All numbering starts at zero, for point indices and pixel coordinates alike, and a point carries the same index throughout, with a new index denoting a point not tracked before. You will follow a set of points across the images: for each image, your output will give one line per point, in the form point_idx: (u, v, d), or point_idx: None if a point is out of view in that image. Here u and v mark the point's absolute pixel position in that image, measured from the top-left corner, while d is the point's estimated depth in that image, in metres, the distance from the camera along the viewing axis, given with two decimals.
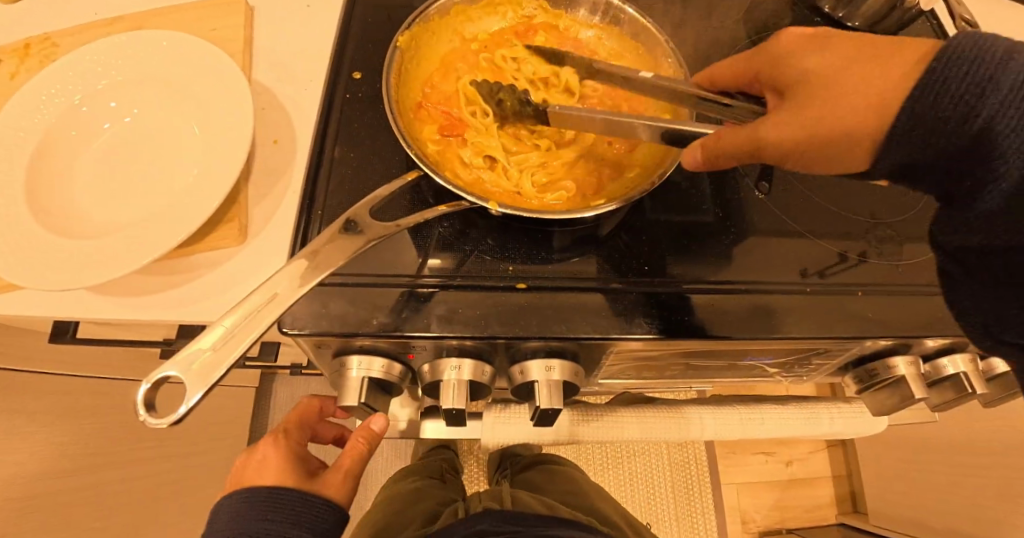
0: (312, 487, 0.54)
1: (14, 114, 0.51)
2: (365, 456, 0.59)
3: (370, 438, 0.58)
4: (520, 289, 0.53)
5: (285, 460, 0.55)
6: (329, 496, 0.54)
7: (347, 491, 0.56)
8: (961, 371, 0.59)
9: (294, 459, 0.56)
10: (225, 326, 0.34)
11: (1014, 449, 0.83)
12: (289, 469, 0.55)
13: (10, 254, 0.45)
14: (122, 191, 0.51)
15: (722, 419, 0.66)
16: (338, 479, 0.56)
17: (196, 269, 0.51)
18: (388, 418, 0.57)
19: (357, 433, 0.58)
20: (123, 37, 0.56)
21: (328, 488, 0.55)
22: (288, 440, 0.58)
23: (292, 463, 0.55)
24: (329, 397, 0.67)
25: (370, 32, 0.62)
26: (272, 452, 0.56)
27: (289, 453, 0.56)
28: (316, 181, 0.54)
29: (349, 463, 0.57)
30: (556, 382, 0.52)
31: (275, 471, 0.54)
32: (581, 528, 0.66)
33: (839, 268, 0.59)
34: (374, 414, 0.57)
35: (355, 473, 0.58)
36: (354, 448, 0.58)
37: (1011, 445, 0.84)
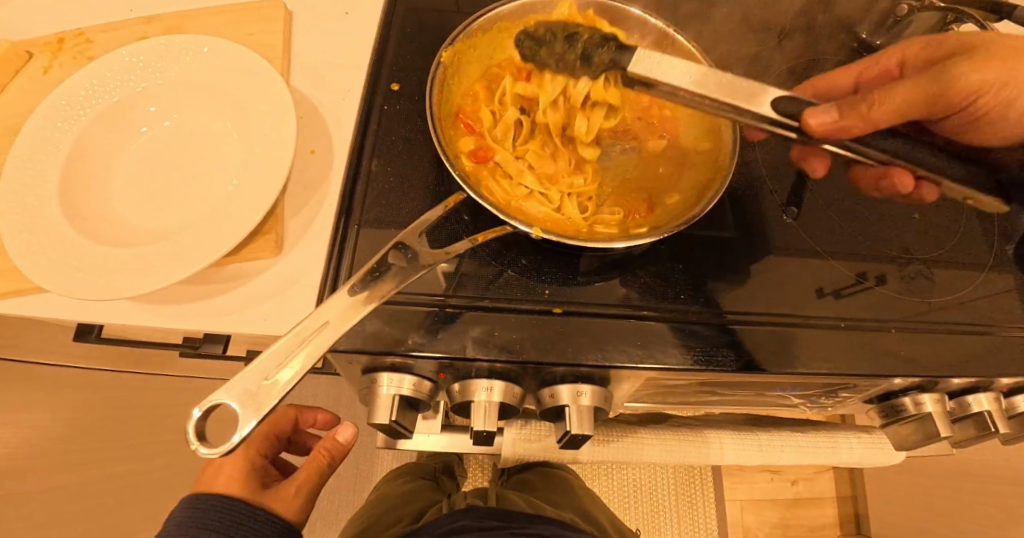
0: (262, 499, 0.53)
1: (51, 112, 0.51)
2: (325, 471, 0.57)
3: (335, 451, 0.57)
4: (557, 313, 0.53)
5: (242, 469, 0.55)
6: (276, 511, 0.53)
7: (299, 507, 0.55)
8: (985, 410, 0.59)
9: (253, 467, 0.56)
10: (276, 356, 0.36)
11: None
12: (243, 478, 0.54)
13: (45, 257, 0.45)
14: (159, 196, 0.51)
15: (742, 446, 0.65)
16: (291, 492, 0.54)
17: (229, 280, 0.51)
18: (355, 428, 0.58)
19: (322, 444, 0.57)
20: (163, 40, 0.55)
21: (277, 502, 0.53)
22: (250, 449, 0.58)
23: (248, 471, 0.55)
24: (307, 409, 0.66)
25: (409, 43, 0.62)
26: (230, 460, 0.55)
27: (249, 459, 0.56)
28: (354, 193, 0.53)
29: (308, 476, 0.56)
30: (585, 407, 0.52)
31: (229, 479, 0.53)
32: (567, 528, 0.63)
33: (856, 292, 0.59)
34: (341, 424, 0.58)
35: (313, 489, 0.56)
36: (315, 461, 0.57)
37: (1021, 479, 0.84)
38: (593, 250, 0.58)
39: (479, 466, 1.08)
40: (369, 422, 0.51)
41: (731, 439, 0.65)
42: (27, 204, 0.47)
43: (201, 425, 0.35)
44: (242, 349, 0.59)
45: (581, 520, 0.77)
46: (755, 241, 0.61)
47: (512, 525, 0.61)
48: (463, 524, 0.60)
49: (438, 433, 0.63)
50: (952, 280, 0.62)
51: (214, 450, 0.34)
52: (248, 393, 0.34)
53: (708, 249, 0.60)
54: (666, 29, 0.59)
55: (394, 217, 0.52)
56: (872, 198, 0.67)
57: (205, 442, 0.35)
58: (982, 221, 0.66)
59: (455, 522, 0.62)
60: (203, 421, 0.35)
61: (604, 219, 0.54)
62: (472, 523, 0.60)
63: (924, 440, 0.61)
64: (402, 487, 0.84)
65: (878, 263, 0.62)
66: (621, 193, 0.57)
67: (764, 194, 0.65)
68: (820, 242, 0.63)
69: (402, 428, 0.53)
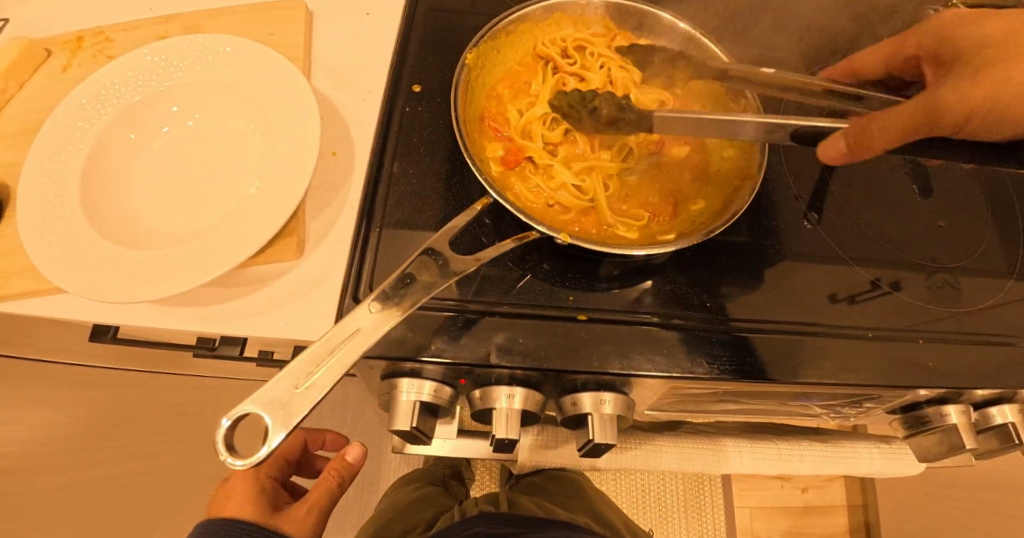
0: (274, 521, 0.52)
1: (73, 111, 0.50)
2: (336, 492, 0.57)
3: (345, 472, 0.58)
4: (580, 320, 0.52)
5: (252, 491, 0.54)
6: (288, 531, 0.52)
7: (311, 528, 0.54)
8: (1009, 421, 0.58)
9: (263, 489, 0.55)
10: (305, 365, 0.35)
11: None
12: (253, 501, 0.53)
13: (65, 258, 0.44)
14: (181, 197, 0.50)
15: (761, 455, 0.64)
16: (303, 513, 0.53)
17: (250, 282, 0.50)
18: (365, 447, 0.59)
19: (332, 465, 0.58)
20: (185, 39, 0.55)
21: (289, 524, 0.52)
22: (260, 471, 0.57)
23: (259, 493, 0.54)
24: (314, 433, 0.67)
25: (430, 44, 0.61)
26: (240, 482, 0.55)
27: (259, 481, 0.56)
28: (376, 196, 0.53)
29: (319, 497, 0.55)
30: (608, 416, 0.51)
31: (240, 501, 0.53)
32: (580, 530, 0.62)
33: (870, 296, 0.59)
34: (351, 444, 0.59)
35: (325, 510, 0.56)
36: (326, 482, 0.56)
37: None
38: (614, 256, 0.57)
39: (488, 470, 1.06)
40: (389, 429, 0.50)
41: (750, 449, 0.64)
42: (49, 203, 0.46)
43: (229, 436, 0.34)
44: (258, 352, 0.58)
45: (593, 521, 0.77)
46: (775, 246, 0.61)
47: (525, 532, 0.60)
48: (476, 532, 0.59)
49: (454, 438, 0.61)
50: (978, 290, 0.61)
51: (243, 461, 0.33)
52: (278, 403, 0.33)
53: (730, 255, 0.59)
54: (691, 32, 0.58)
55: (417, 220, 0.52)
56: (894, 204, 0.66)
57: (233, 452, 0.34)
58: (1007, 229, 0.65)
59: (470, 529, 0.61)
60: (233, 431, 0.34)
61: (630, 224, 0.54)
62: (485, 531, 0.60)
63: (944, 452, 0.60)
64: (412, 492, 0.83)
65: (903, 271, 0.61)
66: (649, 195, 0.56)
67: (785, 199, 0.65)
68: (843, 249, 0.62)
69: (421, 436, 0.52)
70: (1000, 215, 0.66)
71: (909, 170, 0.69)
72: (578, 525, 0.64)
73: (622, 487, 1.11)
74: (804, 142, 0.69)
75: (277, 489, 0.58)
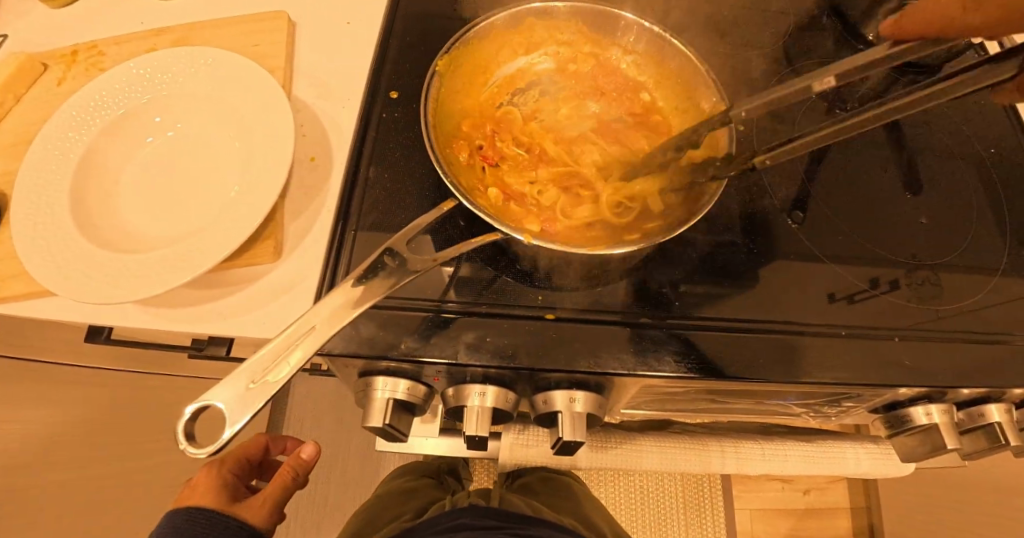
0: (231, 509, 0.55)
1: (61, 124, 0.53)
2: (292, 486, 0.58)
3: (301, 467, 0.59)
4: (549, 319, 0.53)
5: (214, 485, 0.57)
6: (243, 518, 0.55)
7: (265, 516, 0.56)
8: (995, 421, 0.57)
9: (224, 484, 0.58)
10: (264, 358, 0.37)
11: None
12: (213, 492, 0.56)
13: (52, 264, 0.46)
14: (165, 203, 0.53)
15: (743, 454, 0.64)
16: (257, 503, 0.56)
17: (229, 285, 0.52)
18: (319, 443, 0.59)
19: (287, 461, 0.59)
20: (171, 52, 0.57)
21: (245, 512, 0.55)
22: (220, 467, 0.60)
23: (220, 487, 0.57)
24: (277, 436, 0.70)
25: (407, 51, 0.63)
26: (201, 478, 0.58)
27: (222, 478, 0.59)
28: (351, 200, 0.54)
29: (274, 488, 0.57)
30: (579, 413, 0.52)
31: (203, 494, 0.56)
32: (560, 529, 0.63)
33: (867, 296, 0.59)
34: (307, 441, 0.60)
35: (281, 501, 0.58)
36: (282, 475, 0.58)
37: None
38: (588, 256, 0.58)
39: (486, 469, 1.07)
40: (363, 425, 0.51)
41: (732, 449, 0.64)
42: (37, 211, 0.49)
43: (190, 426, 0.36)
44: (245, 352, 0.60)
45: (577, 520, 0.78)
46: (755, 244, 0.61)
47: (508, 526, 0.61)
48: (457, 524, 0.61)
49: (437, 437, 0.63)
50: (961, 286, 0.60)
51: (203, 450, 0.35)
52: (237, 395, 0.35)
53: (708, 253, 0.59)
54: (662, 34, 0.58)
55: (390, 223, 0.53)
56: (879, 203, 0.65)
57: (194, 442, 0.36)
58: (994, 225, 0.64)
59: (453, 520, 0.62)
60: (194, 422, 0.36)
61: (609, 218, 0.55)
62: (468, 522, 0.61)
63: (928, 452, 0.59)
64: (405, 485, 0.84)
65: (884, 269, 0.61)
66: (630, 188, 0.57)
67: (766, 198, 0.64)
68: (824, 248, 0.62)
69: (398, 433, 0.54)
70: (985, 209, 0.66)
71: (894, 165, 0.68)
72: (559, 525, 0.66)
73: (617, 489, 1.11)
74: None
75: (240, 485, 0.60)
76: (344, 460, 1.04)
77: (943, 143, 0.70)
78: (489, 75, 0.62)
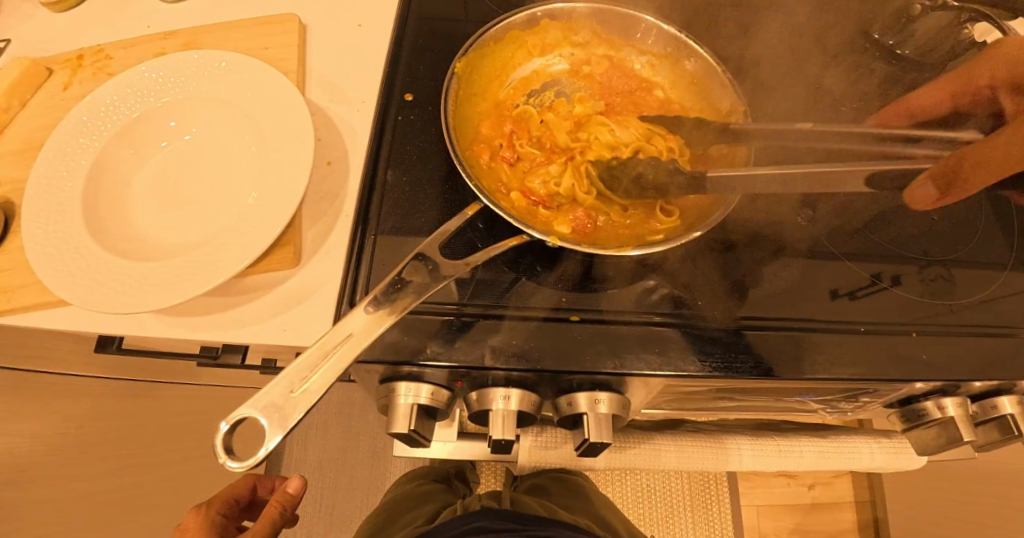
0: None
1: (71, 131, 0.52)
2: (279, 524, 0.57)
3: (289, 503, 0.59)
4: (573, 321, 0.53)
5: (203, 529, 0.57)
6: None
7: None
8: (1009, 413, 0.58)
9: (212, 524, 0.58)
10: (300, 369, 0.36)
11: None
12: (203, 535, 0.56)
13: (68, 274, 0.45)
14: (181, 210, 0.52)
15: (761, 450, 0.64)
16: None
17: (248, 292, 0.51)
18: (305, 477, 0.60)
19: (274, 498, 0.58)
20: (182, 56, 0.56)
21: None
22: (209, 511, 0.60)
23: (207, 528, 0.57)
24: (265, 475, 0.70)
25: (420, 53, 0.62)
26: (191, 522, 0.58)
27: (210, 520, 0.59)
28: (370, 204, 0.54)
29: (262, 527, 0.56)
30: (604, 415, 0.52)
31: (191, 536, 0.56)
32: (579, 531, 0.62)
33: (871, 291, 0.59)
34: (291, 477, 0.60)
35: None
36: (269, 514, 0.57)
37: None
38: (606, 256, 0.57)
39: (493, 472, 1.06)
40: (388, 431, 0.50)
41: (750, 445, 0.64)
42: (50, 219, 0.48)
43: (227, 439, 0.35)
44: (260, 359, 0.59)
45: (591, 520, 0.77)
46: (770, 243, 0.61)
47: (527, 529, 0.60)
48: (474, 526, 0.60)
49: (455, 441, 0.63)
50: (973, 281, 0.61)
51: (242, 463, 0.34)
52: (275, 406, 0.35)
53: (724, 253, 0.60)
54: (677, 35, 0.59)
55: (409, 227, 0.53)
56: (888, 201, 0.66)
57: (232, 456, 0.35)
58: (1003, 220, 0.65)
59: (469, 523, 0.61)
60: (231, 436, 0.35)
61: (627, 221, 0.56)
62: (486, 526, 0.60)
63: (943, 445, 0.61)
64: (417, 488, 0.84)
65: (897, 266, 0.62)
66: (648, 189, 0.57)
67: (779, 196, 0.65)
68: (838, 245, 0.62)
69: (421, 438, 0.53)
70: (993, 206, 0.67)
71: None
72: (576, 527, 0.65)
73: (625, 489, 1.11)
74: None
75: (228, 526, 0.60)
76: (351, 466, 1.03)
77: None
78: (505, 77, 0.62)
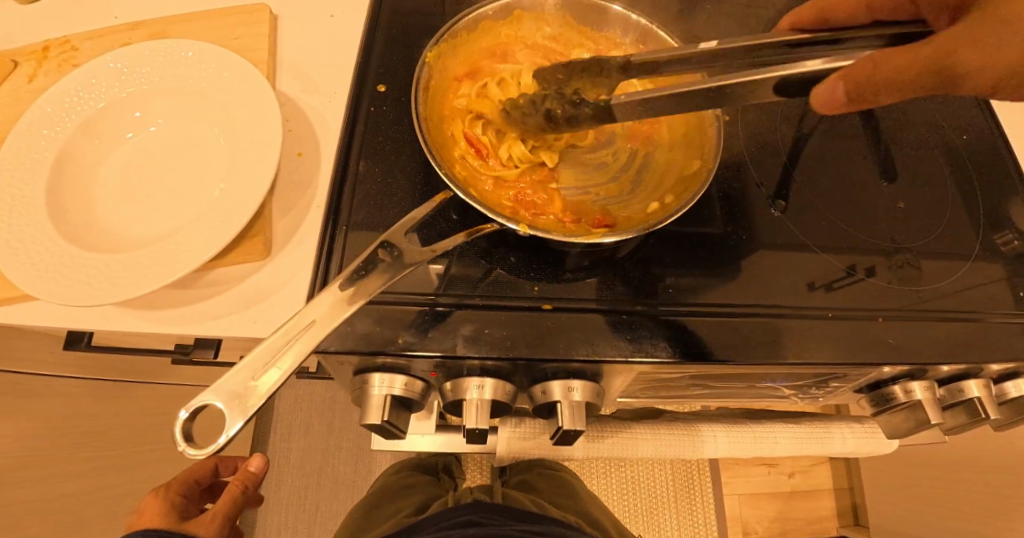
0: (182, 527, 0.59)
1: (33, 122, 0.51)
2: (241, 501, 0.65)
3: (250, 479, 0.66)
4: (546, 309, 0.53)
5: (160, 509, 0.61)
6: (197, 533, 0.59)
7: (219, 530, 0.61)
8: (975, 396, 0.59)
9: (171, 507, 0.62)
10: (259, 354, 0.35)
11: (1005, 470, 0.85)
12: (161, 516, 0.60)
13: (29, 266, 0.44)
14: (150, 202, 0.51)
15: (734, 437, 0.65)
16: (209, 519, 0.61)
17: (219, 285, 0.51)
18: (265, 456, 0.68)
19: (237, 479, 0.66)
20: (148, 46, 0.55)
21: (197, 527, 0.60)
22: (166, 493, 0.64)
23: (167, 508, 0.62)
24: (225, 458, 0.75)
25: (394, 45, 0.62)
26: (149, 506, 0.61)
27: (168, 503, 0.62)
28: (341, 195, 0.54)
29: (225, 503, 0.63)
30: (578, 402, 0.52)
31: (149, 518, 0.59)
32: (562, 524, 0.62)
33: (843, 281, 0.60)
34: (251, 457, 0.68)
35: (231, 516, 0.63)
36: (231, 491, 0.64)
37: (1001, 465, 0.85)
38: (580, 248, 0.58)
39: (479, 466, 1.06)
40: (361, 423, 0.50)
41: (723, 432, 0.65)
42: (12, 211, 0.47)
43: (188, 428, 0.35)
44: (233, 354, 0.59)
45: (578, 516, 0.78)
46: (738, 231, 0.62)
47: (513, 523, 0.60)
48: (467, 519, 0.60)
49: (435, 433, 0.63)
50: (940, 268, 0.62)
51: (201, 452, 0.34)
52: (235, 394, 0.34)
53: (692, 242, 0.60)
54: (649, 25, 0.59)
55: (381, 219, 0.52)
56: (858, 189, 0.67)
57: (192, 444, 0.35)
58: (967, 209, 0.67)
59: (458, 517, 0.61)
60: (190, 423, 0.35)
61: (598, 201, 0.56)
62: (476, 519, 0.60)
63: (913, 427, 0.62)
64: (398, 483, 0.83)
65: (863, 254, 0.62)
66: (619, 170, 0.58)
67: (750, 184, 0.66)
68: (808, 234, 0.63)
69: (396, 430, 0.53)
70: (959, 194, 0.68)
71: (870, 152, 0.70)
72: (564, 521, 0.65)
73: (609, 480, 1.11)
74: (769, 130, 0.70)
75: (184, 506, 0.65)
76: (334, 463, 1.02)
77: (918, 133, 0.72)
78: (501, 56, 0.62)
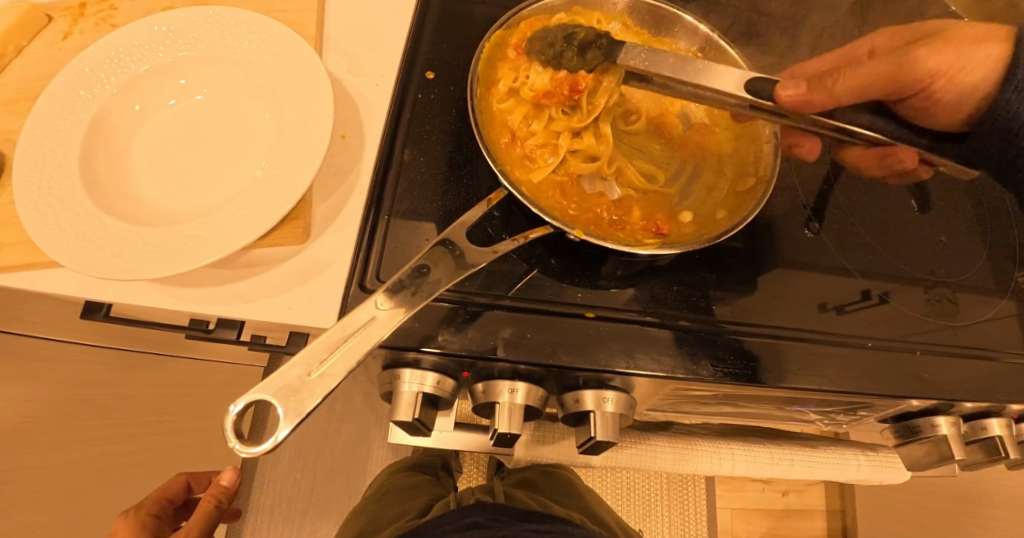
0: None
1: (71, 80, 0.49)
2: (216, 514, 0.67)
3: (222, 494, 0.68)
4: (587, 317, 0.52)
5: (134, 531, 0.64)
6: None
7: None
8: (996, 435, 0.59)
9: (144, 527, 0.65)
10: (318, 350, 0.35)
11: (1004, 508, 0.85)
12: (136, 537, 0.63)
13: (60, 232, 0.42)
14: (188, 176, 0.49)
15: (751, 457, 0.64)
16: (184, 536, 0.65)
17: (254, 266, 0.49)
18: (235, 470, 0.70)
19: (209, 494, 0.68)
20: (194, 11, 0.53)
21: None
22: (138, 513, 0.67)
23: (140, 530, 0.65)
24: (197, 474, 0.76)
25: (445, 31, 0.61)
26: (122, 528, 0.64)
27: (141, 522, 0.65)
28: (386, 182, 0.52)
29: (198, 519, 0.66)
30: (610, 414, 0.51)
31: None
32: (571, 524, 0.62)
33: (859, 305, 0.59)
34: (223, 472, 0.70)
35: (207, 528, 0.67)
36: (205, 506, 0.67)
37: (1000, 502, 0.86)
38: (619, 256, 0.57)
39: (476, 463, 1.04)
40: (391, 420, 0.49)
41: (742, 451, 0.65)
42: (46, 173, 0.45)
43: (238, 423, 0.34)
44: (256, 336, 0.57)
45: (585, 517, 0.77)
46: (776, 250, 0.61)
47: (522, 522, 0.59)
48: (473, 521, 0.59)
49: (443, 430, 0.60)
50: (975, 304, 0.62)
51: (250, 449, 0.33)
52: (292, 391, 0.33)
53: (730, 254, 0.60)
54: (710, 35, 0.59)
55: (427, 209, 0.51)
56: (895, 216, 0.67)
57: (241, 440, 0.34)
58: (1002, 245, 0.66)
59: (466, 518, 0.60)
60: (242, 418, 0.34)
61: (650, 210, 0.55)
62: (482, 520, 0.59)
63: (934, 460, 0.62)
64: (402, 481, 0.82)
65: (895, 282, 0.62)
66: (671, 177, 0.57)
67: (788, 204, 0.65)
68: (847, 258, 0.63)
69: (423, 428, 0.51)
70: (994, 230, 0.67)
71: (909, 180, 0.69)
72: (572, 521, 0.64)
73: (607, 486, 1.11)
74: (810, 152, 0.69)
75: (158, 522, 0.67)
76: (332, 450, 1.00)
77: None
78: None
